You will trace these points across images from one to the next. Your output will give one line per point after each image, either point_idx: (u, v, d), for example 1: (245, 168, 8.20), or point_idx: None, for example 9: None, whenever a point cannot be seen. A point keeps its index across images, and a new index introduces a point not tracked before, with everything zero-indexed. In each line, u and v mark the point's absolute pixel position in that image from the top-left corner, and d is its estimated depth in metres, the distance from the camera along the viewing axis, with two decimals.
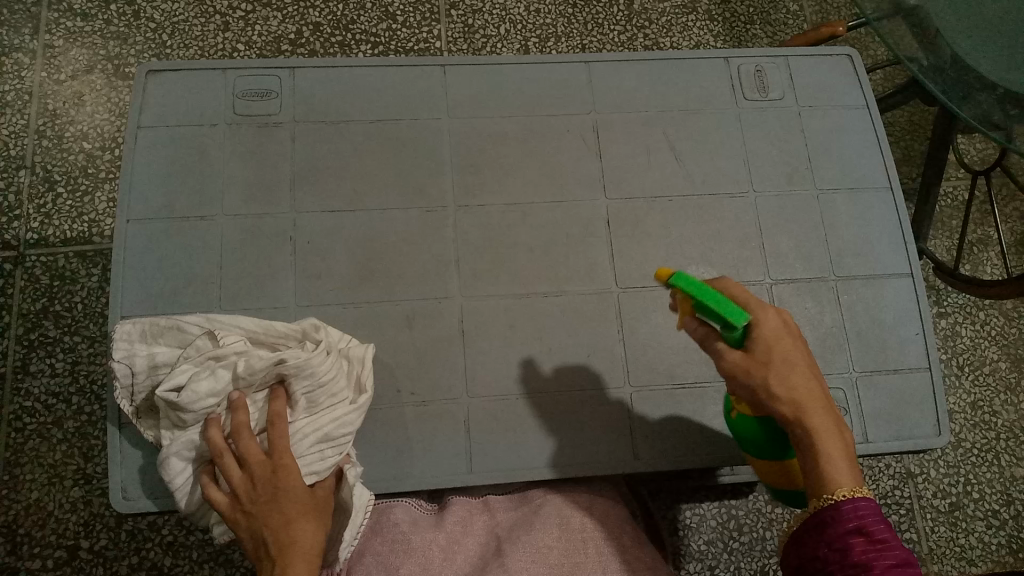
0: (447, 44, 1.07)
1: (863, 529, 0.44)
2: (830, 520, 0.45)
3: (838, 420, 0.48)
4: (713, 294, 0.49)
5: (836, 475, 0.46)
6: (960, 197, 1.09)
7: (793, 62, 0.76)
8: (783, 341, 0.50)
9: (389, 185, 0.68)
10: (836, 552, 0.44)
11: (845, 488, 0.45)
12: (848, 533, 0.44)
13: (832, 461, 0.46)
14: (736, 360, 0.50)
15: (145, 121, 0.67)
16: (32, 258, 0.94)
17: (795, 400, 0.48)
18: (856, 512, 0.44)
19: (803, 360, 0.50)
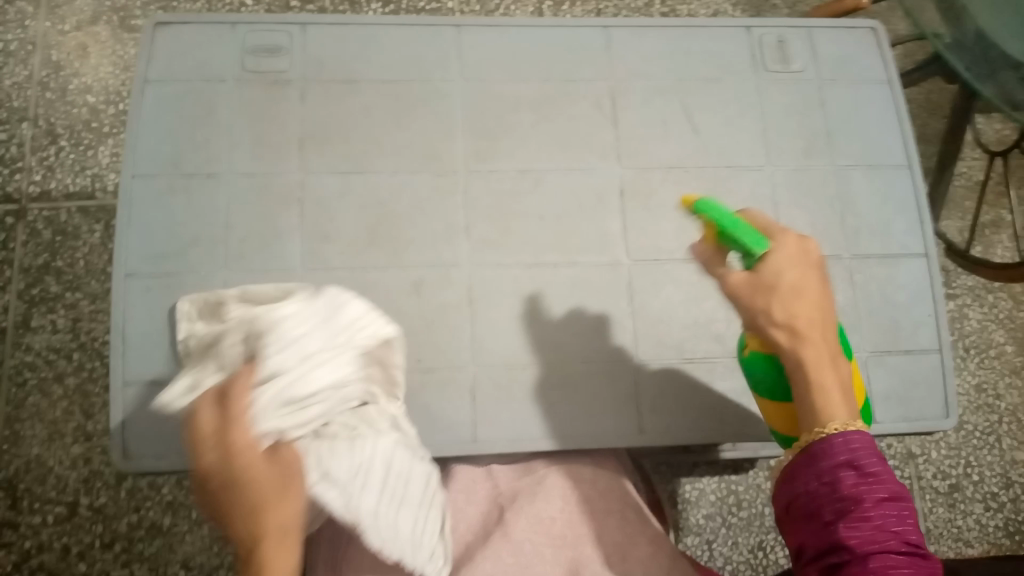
0: (459, 5, 1.05)
1: (854, 463, 0.44)
2: (820, 453, 0.45)
3: (835, 352, 0.47)
4: (735, 222, 0.48)
5: (828, 409, 0.45)
6: (976, 177, 1.08)
7: (815, 33, 0.74)
8: (792, 270, 0.47)
9: (399, 148, 0.66)
10: (825, 486, 0.44)
11: (838, 422, 0.45)
12: (839, 468, 0.44)
13: (825, 393, 0.46)
14: (739, 282, 0.48)
15: (152, 75, 0.66)
16: (34, 212, 0.93)
17: (796, 328, 0.46)
18: (848, 447, 0.44)
19: (810, 287, 0.47)
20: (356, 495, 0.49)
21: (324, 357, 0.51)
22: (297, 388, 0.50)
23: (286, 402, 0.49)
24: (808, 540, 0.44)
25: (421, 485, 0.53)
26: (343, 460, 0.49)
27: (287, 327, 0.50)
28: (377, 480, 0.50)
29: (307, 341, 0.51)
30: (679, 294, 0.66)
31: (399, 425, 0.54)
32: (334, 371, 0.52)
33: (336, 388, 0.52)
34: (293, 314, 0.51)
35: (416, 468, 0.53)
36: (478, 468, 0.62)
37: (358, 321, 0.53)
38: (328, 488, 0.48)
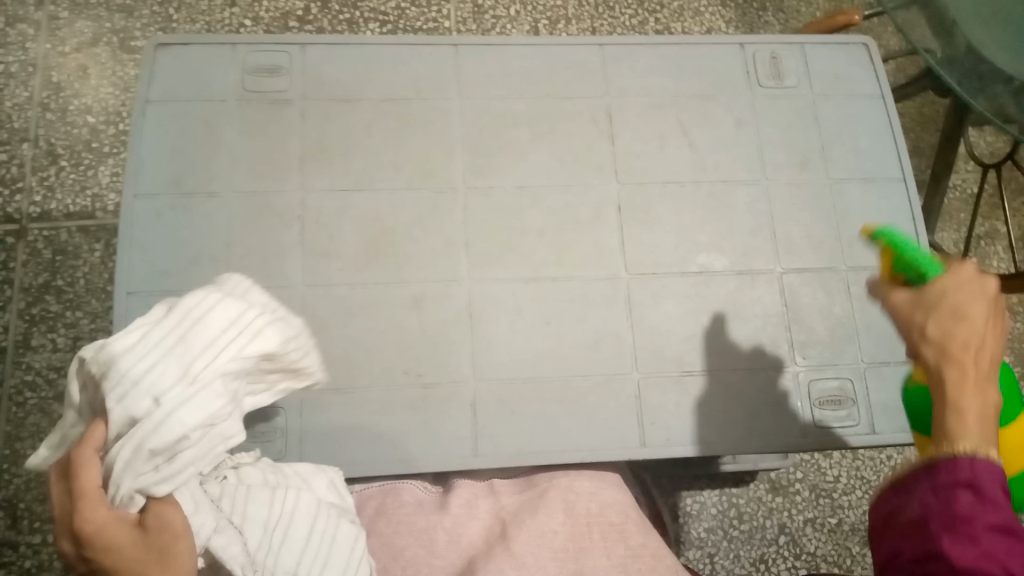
0: (457, 24, 1.06)
1: (975, 484, 0.38)
2: (941, 468, 0.39)
3: (986, 377, 0.42)
4: (908, 248, 0.50)
5: (962, 428, 0.40)
6: (970, 190, 1.09)
7: (808, 49, 0.75)
8: (964, 290, 0.44)
9: (399, 165, 0.67)
10: (939, 501, 0.38)
11: (965, 445, 0.39)
12: (957, 487, 0.38)
13: (960, 412, 0.40)
14: (903, 296, 0.46)
15: (153, 95, 0.66)
16: (35, 232, 0.93)
17: (943, 347, 0.43)
18: (975, 468, 0.38)
19: (979, 305, 0.43)
20: (274, 549, 0.43)
21: (181, 394, 0.37)
22: (159, 436, 0.37)
23: (145, 457, 0.37)
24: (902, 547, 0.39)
25: (347, 546, 0.46)
26: (261, 505, 0.44)
27: (129, 362, 0.37)
28: (296, 536, 0.44)
29: (157, 377, 0.37)
30: (678, 308, 0.66)
31: (336, 487, 0.52)
32: (201, 408, 0.38)
33: (205, 427, 0.38)
34: (135, 347, 0.38)
35: (339, 519, 0.47)
36: (479, 483, 0.63)
37: (217, 341, 0.39)
38: (230, 542, 0.41)
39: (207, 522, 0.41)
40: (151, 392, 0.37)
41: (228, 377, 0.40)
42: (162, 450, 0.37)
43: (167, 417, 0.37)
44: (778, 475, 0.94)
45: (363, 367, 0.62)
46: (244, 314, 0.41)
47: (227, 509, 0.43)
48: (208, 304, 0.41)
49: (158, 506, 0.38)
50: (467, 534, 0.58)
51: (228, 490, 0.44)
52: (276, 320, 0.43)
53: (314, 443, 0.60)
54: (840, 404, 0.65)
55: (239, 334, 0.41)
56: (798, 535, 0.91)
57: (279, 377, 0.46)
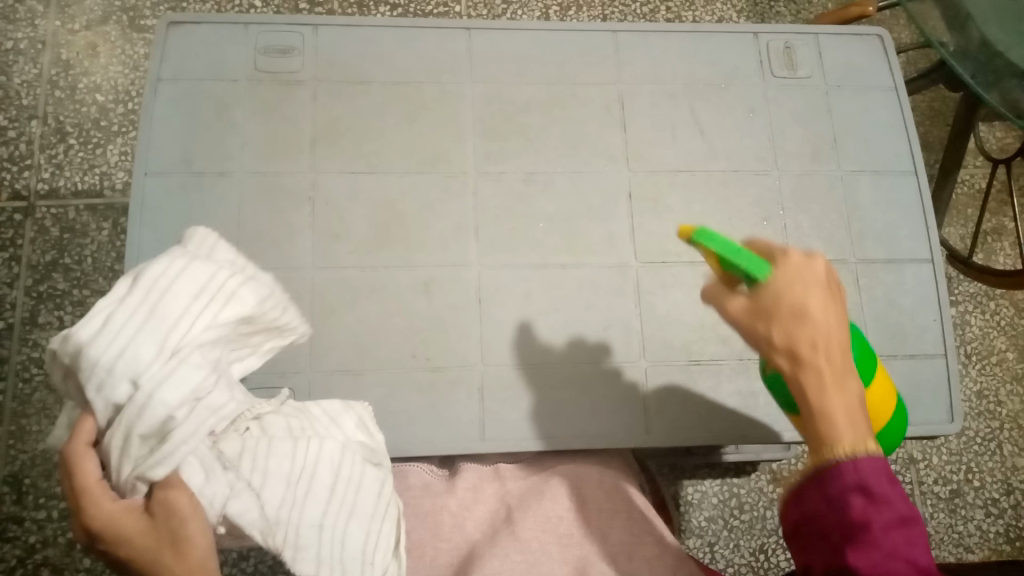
0: (467, 8, 1.06)
1: (864, 486, 0.37)
2: (828, 479, 0.38)
3: (845, 370, 0.41)
4: (736, 249, 0.46)
5: (836, 434, 0.39)
6: (979, 185, 1.08)
7: (822, 40, 0.75)
8: (793, 286, 0.42)
9: (410, 148, 0.67)
10: (831, 509, 0.38)
11: (845, 449, 0.38)
12: (846, 494, 0.37)
13: (830, 418, 0.39)
14: (740, 306, 0.43)
15: (165, 73, 0.66)
16: (43, 209, 0.93)
17: (794, 352, 0.41)
18: (857, 470, 0.38)
19: (812, 298, 0.42)
20: (298, 503, 0.43)
21: (160, 373, 0.37)
22: (144, 421, 0.36)
23: (137, 443, 0.37)
24: (813, 557, 0.39)
25: (374, 490, 0.48)
26: (282, 457, 0.43)
27: (100, 346, 0.36)
28: (319, 487, 0.44)
29: (134, 356, 0.36)
30: (687, 297, 0.66)
31: (365, 424, 0.51)
32: (183, 384, 0.37)
33: (190, 403, 0.38)
34: (102, 328, 0.37)
35: (364, 464, 0.48)
36: (485, 467, 0.63)
37: (189, 313, 0.38)
38: (247, 505, 0.41)
39: (221, 491, 0.40)
40: (128, 374, 0.36)
41: (209, 346, 0.40)
42: (152, 432, 0.37)
43: (149, 398, 0.36)
44: (779, 466, 0.94)
45: (371, 350, 0.62)
46: (214, 277, 0.40)
47: (246, 468, 0.42)
48: (175, 269, 0.39)
49: (164, 494, 0.38)
50: (472, 517, 0.58)
51: (249, 445, 0.43)
52: (249, 279, 0.42)
53: None
54: None
55: (213, 298, 0.40)
56: None
57: (257, 339, 0.45)
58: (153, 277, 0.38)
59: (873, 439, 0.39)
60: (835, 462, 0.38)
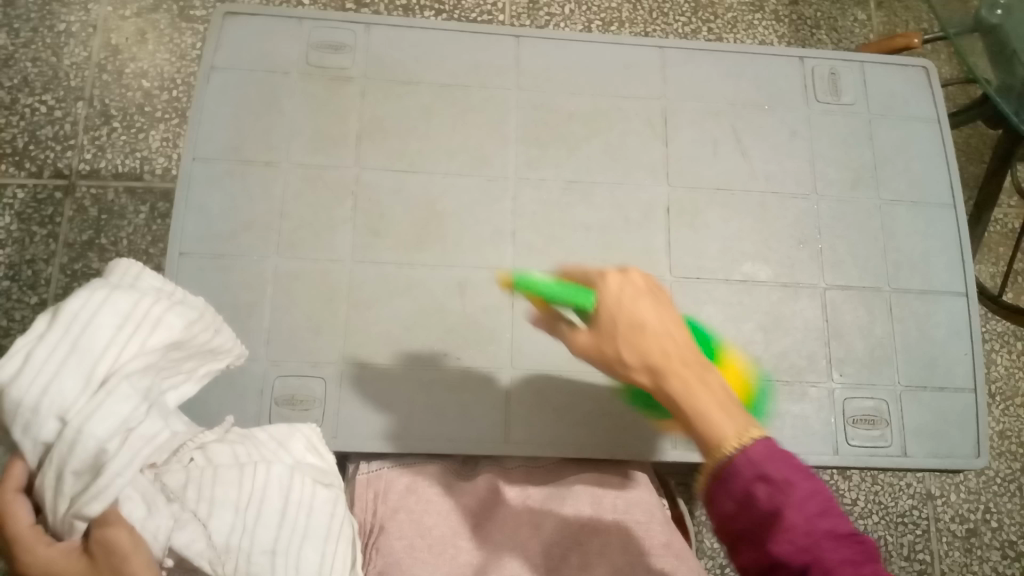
0: (510, 18, 1.07)
1: (762, 475, 0.37)
2: (728, 477, 0.38)
3: (700, 365, 0.41)
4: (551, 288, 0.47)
5: (718, 431, 0.38)
6: (1012, 224, 1.08)
7: (868, 68, 0.75)
8: (619, 299, 0.42)
9: (453, 150, 0.68)
10: (741, 506, 0.37)
11: (725, 437, 0.38)
12: (748, 488, 0.37)
13: (704, 414, 0.39)
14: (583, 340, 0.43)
15: (218, 62, 0.67)
16: (83, 189, 0.95)
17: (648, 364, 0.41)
18: (751, 460, 0.37)
19: (643, 305, 0.42)
20: (247, 531, 0.42)
21: (88, 406, 0.38)
22: (76, 458, 0.37)
23: (72, 479, 0.38)
24: (744, 562, 0.37)
25: (325, 512, 0.47)
26: (230, 485, 0.42)
27: (21, 386, 0.37)
28: (270, 512, 0.43)
29: (58, 391, 0.37)
30: (720, 314, 0.66)
31: (313, 447, 0.50)
32: (111, 415, 0.38)
33: (122, 434, 0.38)
34: (23, 366, 0.37)
35: (315, 486, 0.47)
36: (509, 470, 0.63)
37: (117, 341, 0.39)
38: (196, 538, 0.41)
39: (164, 523, 0.40)
40: (55, 411, 0.37)
41: (138, 375, 0.40)
42: (85, 467, 0.38)
43: (77, 434, 0.37)
44: None
45: (403, 346, 0.63)
46: (139, 304, 0.41)
47: (191, 498, 0.41)
48: (97, 299, 0.40)
49: (102, 532, 0.37)
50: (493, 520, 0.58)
51: (193, 476, 0.42)
52: (176, 304, 0.43)
53: (349, 415, 0.61)
54: (874, 424, 0.65)
55: (142, 326, 0.41)
56: None
57: (189, 365, 0.45)
58: (70, 307, 0.39)
59: (752, 421, 0.39)
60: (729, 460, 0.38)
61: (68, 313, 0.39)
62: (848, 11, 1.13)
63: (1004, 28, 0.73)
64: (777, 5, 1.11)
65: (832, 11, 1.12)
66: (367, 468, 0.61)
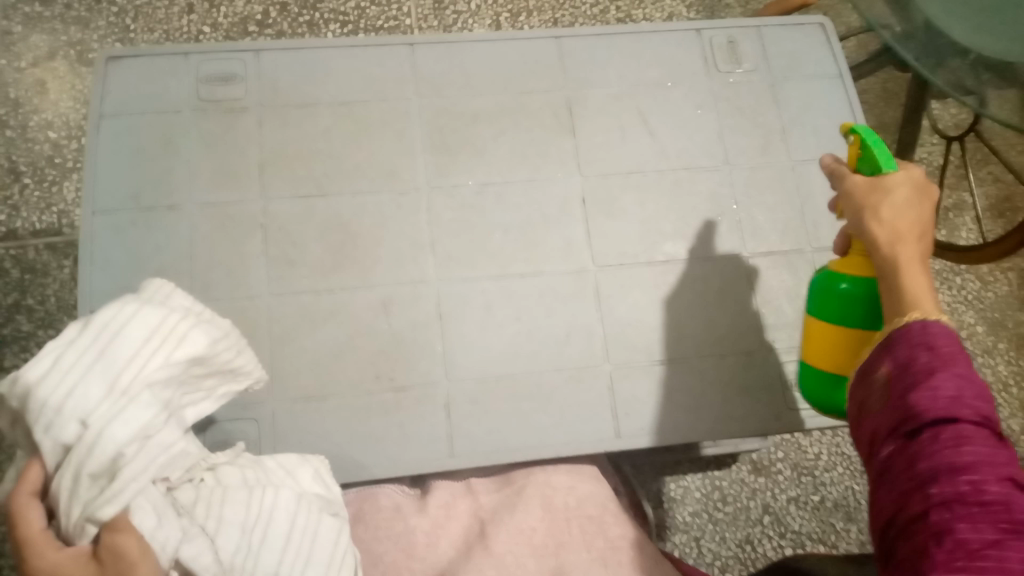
0: (418, 21, 1.06)
1: (930, 343, 0.41)
2: (900, 340, 0.43)
3: (919, 258, 0.46)
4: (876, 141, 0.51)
5: (908, 302, 0.44)
6: (936, 162, 1.09)
7: (765, 32, 0.75)
8: (890, 181, 0.48)
9: (360, 169, 0.67)
10: (900, 364, 0.42)
11: (921, 314, 0.43)
12: (914, 351, 0.42)
13: (914, 292, 0.45)
14: (859, 183, 0.49)
15: (107, 109, 0.65)
16: (1, 252, 0.92)
17: (896, 233, 0.46)
18: (926, 328, 0.42)
19: (910, 186, 0.48)
20: (254, 548, 0.44)
21: (111, 410, 0.39)
22: (94, 460, 0.39)
23: (88, 483, 0.39)
24: (879, 425, 0.41)
25: (330, 540, 0.48)
26: (237, 506, 0.44)
27: (47, 389, 0.39)
28: (276, 532, 0.45)
29: (82, 395, 0.39)
30: (649, 296, 0.66)
31: (321, 478, 0.52)
32: (132, 421, 0.40)
33: (140, 440, 0.40)
34: (50, 369, 0.39)
35: (320, 513, 0.48)
36: (457, 483, 0.63)
37: (146, 348, 0.41)
38: (201, 550, 0.42)
39: (173, 535, 0.41)
40: (77, 416, 0.39)
41: (162, 386, 0.42)
42: (102, 471, 0.39)
43: (97, 437, 0.39)
44: (759, 455, 0.95)
45: (334, 375, 0.62)
46: (167, 319, 0.43)
47: (200, 514, 0.43)
48: (126, 313, 0.42)
49: (110, 537, 0.38)
50: (446, 535, 0.58)
51: (202, 493, 0.44)
52: (202, 320, 0.44)
53: (287, 452, 0.60)
54: None
55: (168, 340, 0.42)
56: (782, 513, 0.93)
57: (220, 386, 0.48)
58: (111, 317, 0.42)
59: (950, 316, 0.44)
60: (895, 329, 0.43)
61: (108, 319, 0.42)
62: None
63: None
64: None
65: None
66: None
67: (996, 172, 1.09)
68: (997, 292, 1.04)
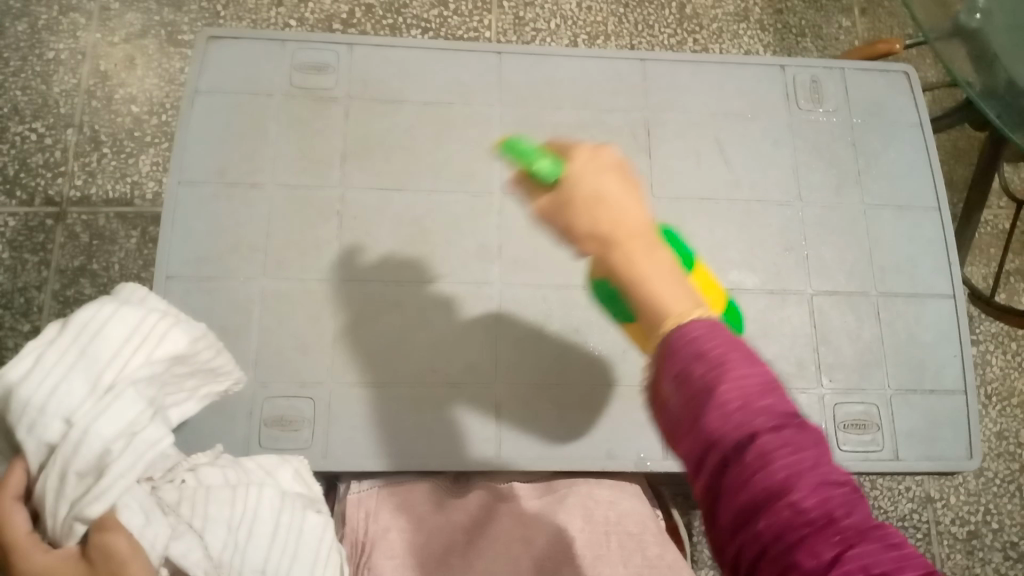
0: (497, 34, 1.08)
1: (686, 368, 0.32)
2: (671, 350, 0.32)
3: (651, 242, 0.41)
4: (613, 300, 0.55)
5: (662, 308, 0.39)
6: (1002, 225, 1.08)
7: (848, 74, 0.75)
8: (594, 168, 0.42)
9: (437, 167, 0.68)
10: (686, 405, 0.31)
11: (674, 309, 0.38)
12: (684, 367, 0.32)
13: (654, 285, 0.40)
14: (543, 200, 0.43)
15: (202, 85, 0.68)
16: (74, 215, 0.95)
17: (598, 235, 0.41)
18: (689, 338, 0.32)
19: (609, 181, 0.43)
20: (239, 548, 0.42)
21: (94, 408, 0.40)
22: (81, 458, 0.39)
23: (74, 482, 0.39)
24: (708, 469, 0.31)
25: (316, 535, 0.46)
26: (222, 503, 0.43)
27: (30, 388, 0.39)
28: (263, 530, 0.43)
29: (66, 394, 0.39)
30: None
31: (303, 477, 0.50)
32: (119, 417, 0.40)
33: (127, 437, 0.40)
34: (32, 368, 0.39)
35: (306, 510, 0.46)
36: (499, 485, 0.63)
37: (127, 349, 0.42)
38: (189, 549, 0.41)
39: (162, 532, 0.40)
40: (61, 413, 0.39)
41: (145, 384, 0.42)
42: (89, 469, 0.39)
43: (84, 433, 0.39)
44: None
45: (391, 366, 0.63)
46: (145, 319, 0.43)
47: (186, 513, 0.42)
48: (106, 311, 0.42)
49: (99, 536, 0.38)
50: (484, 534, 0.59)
51: (185, 494, 0.43)
52: (181, 320, 0.45)
53: (338, 434, 0.61)
54: (865, 429, 0.65)
55: (146, 341, 0.42)
56: None
57: (173, 392, 0.47)
58: (85, 316, 0.42)
59: (699, 303, 0.39)
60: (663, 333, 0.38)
61: (87, 318, 0.41)
62: (833, 18, 1.14)
63: (982, 31, 0.74)
64: (761, 15, 1.12)
65: (816, 19, 1.13)
66: (357, 488, 0.62)
67: None
68: None
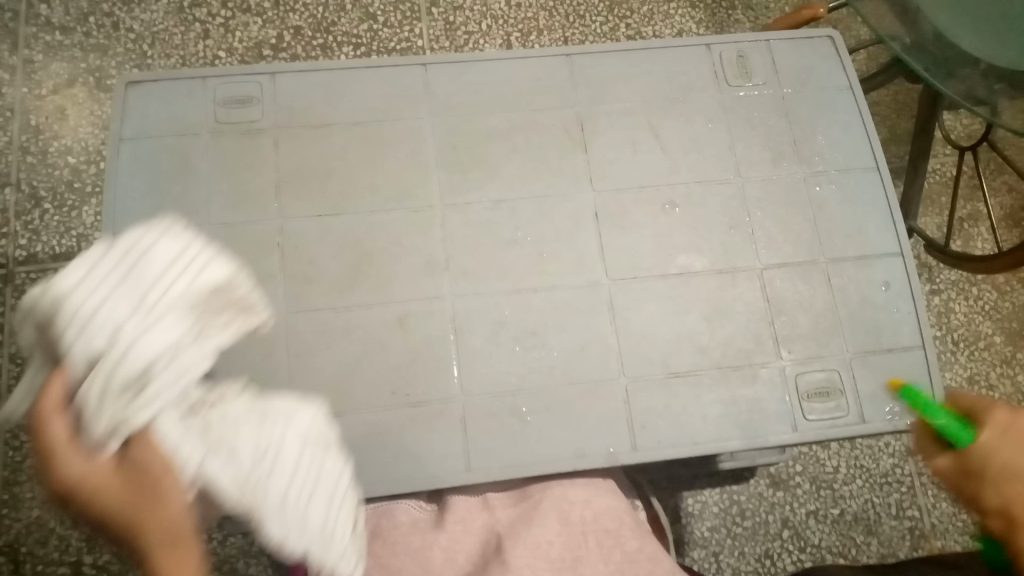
0: (430, 42, 1.07)
1: None
2: None
3: None
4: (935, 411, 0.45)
5: None
6: (949, 173, 1.09)
7: (774, 45, 0.75)
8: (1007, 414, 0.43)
9: (375, 187, 0.67)
10: None
11: None
12: None
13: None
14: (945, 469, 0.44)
15: (126, 132, 0.67)
16: (22, 275, 0.93)
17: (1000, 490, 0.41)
18: None
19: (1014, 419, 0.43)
20: (263, 482, 0.39)
21: (138, 325, 0.36)
22: (124, 368, 0.35)
23: (116, 393, 0.35)
24: None
25: (334, 480, 0.43)
26: (250, 434, 0.40)
27: (78, 297, 0.36)
28: (287, 460, 0.41)
29: (109, 311, 0.36)
30: (663, 309, 0.66)
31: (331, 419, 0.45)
32: (162, 336, 0.36)
33: (171, 355, 0.36)
34: (80, 281, 0.36)
35: (329, 453, 0.43)
36: (473, 498, 0.63)
37: (168, 274, 0.37)
38: (216, 463, 0.38)
39: (196, 454, 0.37)
40: (102, 328, 0.35)
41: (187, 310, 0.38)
42: (131, 381, 0.35)
43: (129, 344, 0.35)
44: (778, 469, 0.94)
45: (350, 392, 0.62)
46: (191, 245, 0.39)
47: (213, 434, 0.39)
48: (151, 235, 0.38)
49: (138, 450, 0.35)
50: (462, 551, 0.57)
51: (220, 422, 0.39)
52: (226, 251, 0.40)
53: None
54: (828, 396, 0.65)
55: (191, 266, 0.38)
56: (802, 527, 0.92)
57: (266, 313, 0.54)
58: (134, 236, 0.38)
59: None
60: None
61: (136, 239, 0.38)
62: None
63: None
64: None
65: None
66: None
67: (1010, 182, 1.09)
68: (1016, 302, 1.03)
